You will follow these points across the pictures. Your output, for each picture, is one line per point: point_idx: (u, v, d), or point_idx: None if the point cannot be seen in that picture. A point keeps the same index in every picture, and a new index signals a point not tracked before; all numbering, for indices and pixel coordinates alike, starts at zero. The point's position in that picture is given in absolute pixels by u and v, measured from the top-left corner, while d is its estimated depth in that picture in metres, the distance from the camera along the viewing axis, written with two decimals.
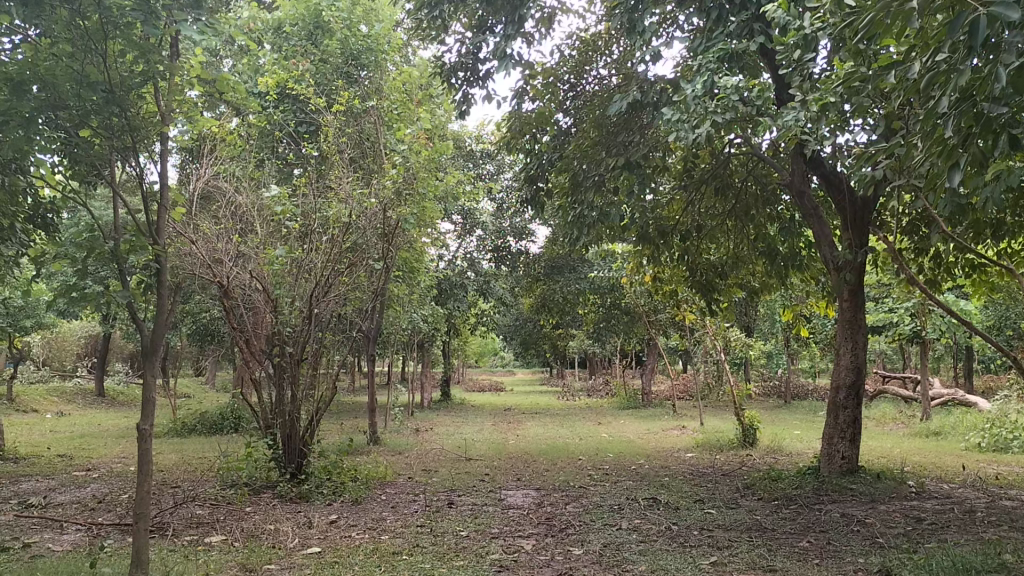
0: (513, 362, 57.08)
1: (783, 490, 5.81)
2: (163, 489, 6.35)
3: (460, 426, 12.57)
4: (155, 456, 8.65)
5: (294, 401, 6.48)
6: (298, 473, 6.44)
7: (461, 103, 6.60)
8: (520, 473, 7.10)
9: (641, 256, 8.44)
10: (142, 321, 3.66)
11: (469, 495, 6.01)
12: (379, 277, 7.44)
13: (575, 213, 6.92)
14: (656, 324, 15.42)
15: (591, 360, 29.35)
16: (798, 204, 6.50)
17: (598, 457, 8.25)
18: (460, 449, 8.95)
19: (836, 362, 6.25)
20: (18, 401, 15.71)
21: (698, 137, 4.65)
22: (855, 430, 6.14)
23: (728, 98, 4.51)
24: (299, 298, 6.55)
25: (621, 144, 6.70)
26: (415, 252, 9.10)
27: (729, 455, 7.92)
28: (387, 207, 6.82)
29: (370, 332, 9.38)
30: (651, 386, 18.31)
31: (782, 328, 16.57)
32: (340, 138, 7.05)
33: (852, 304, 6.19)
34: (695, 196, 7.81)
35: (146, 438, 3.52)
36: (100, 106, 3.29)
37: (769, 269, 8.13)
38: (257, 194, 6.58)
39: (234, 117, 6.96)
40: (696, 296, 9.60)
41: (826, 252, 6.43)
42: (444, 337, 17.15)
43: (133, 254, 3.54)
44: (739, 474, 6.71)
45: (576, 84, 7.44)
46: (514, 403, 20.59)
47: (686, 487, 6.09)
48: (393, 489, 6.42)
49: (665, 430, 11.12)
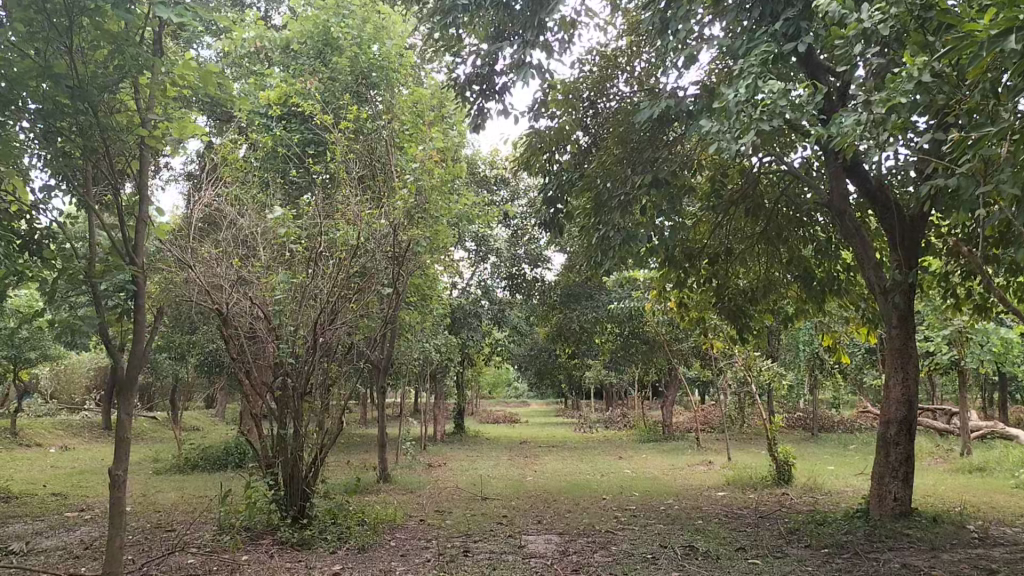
0: (528, 393, 56.36)
1: (832, 536, 5.29)
2: (157, 534, 5.90)
3: (475, 461, 12.03)
4: (155, 496, 8.19)
5: (297, 438, 5.98)
6: (300, 516, 5.93)
7: (477, 118, 6.21)
8: (540, 515, 6.57)
9: (667, 281, 7.98)
10: (119, 354, 3.24)
11: (487, 541, 5.51)
12: (389, 304, 7.00)
13: (598, 235, 6.48)
14: (677, 353, 14.89)
15: (608, 391, 28.76)
16: (840, 224, 6.07)
17: (623, 495, 7.74)
18: (476, 487, 8.45)
19: (885, 395, 5.74)
20: (22, 435, 15.34)
21: (741, 149, 4.07)
22: (908, 468, 5.61)
23: (776, 103, 3.92)
24: (303, 326, 6.10)
25: (647, 160, 6.27)
26: (428, 279, 8.68)
27: (764, 494, 7.39)
28: (397, 229, 6.39)
29: (380, 362, 8.93)
30: (671, 418, 17.73)
31: (807, 358, 15.98)
32: (348, 156, 6.67)
33: (902, 332, 5.69)
34: (724, 217, 7.37)
35: (117, 487, 3.11)
36: (68, 105, 2.88)
37: (805, 293, 7.64)
38: (261, 217, 6.18)
39: (236, 136, 6.60)
40: (724, 324, 9.11)
41: (871, 276, 5.94)
42: (457, 368, 16.68)
43: (107, 274, 3.12)
44: (779, 516, 6.18)
45: (595, 102, 7.03)
46: (530, 436, 20.04)
47: (723, 532, 5.57)
48: (404, 534, 5.92)
49: (691, 466, 10.56)
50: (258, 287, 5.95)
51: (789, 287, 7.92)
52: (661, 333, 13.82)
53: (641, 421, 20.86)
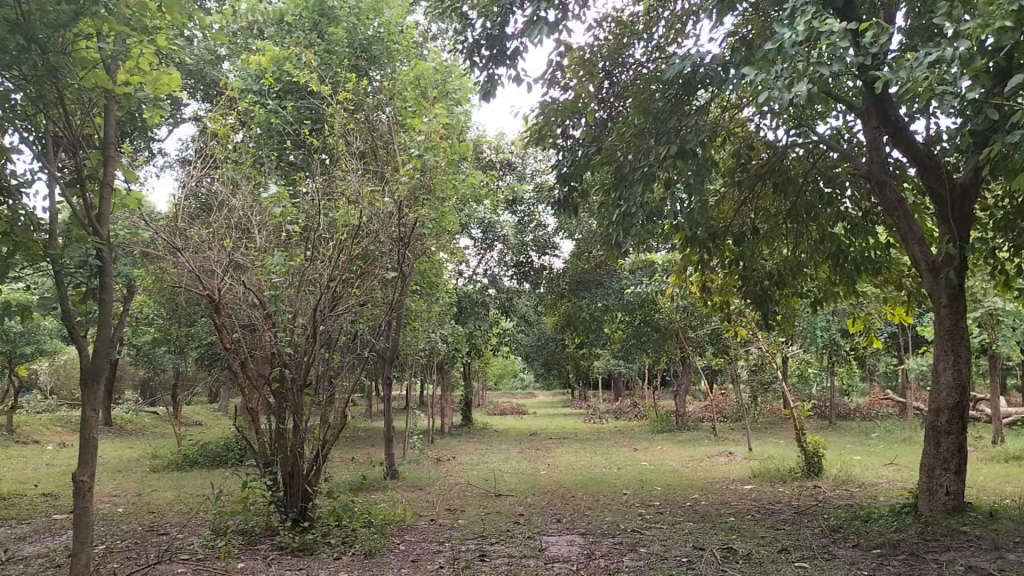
0: (535, 384, 55.76)
1: (881, 534, 4.85)
2: (147, 538, 5.48)
3: (485, 455, 11.59)
4: (151, 496, 7.76)
5: (298, 433, 5.49)
6: (300, 519, 5.45)
7: (486, 85, 5.73)
8: (560, 512, 6.14)
9: (687, 263, 7.52)
10: (86, 342, 2.81)
11: (504, 544, 5.07)
12: (395, 289, 6.54)
13: (618, 211, 6.02)
14: (691, 341, 14.42)
15: (616, 381, 28.33)
16: (881, 196, 5.62)
17: (644, 490, 7.31)
18: (488, 483, 8.01)
19: (935, 380, 5.28)
20: (18, 432, 14.89)
21: (796, 98, 3.60)
22: (961, 460, 5.15)
23: (837, 44, 3.44)
24: (302, 313, 5.63)
25: (672, 129, 5.77)
26: (433, 265, 8.22)
27: (796, 488, 6.94)
28: (402, 208, 5.93)
29: (385, 353, 8.48)
30: (684, 407, 17.26)
31: (825, 345, 15.49)
32: (348, 129, 6.20)
33: (952, 312, 5.23)
34: (750, 193, 6.90)
35: (84, 495, 2.75)
36: (10, 46, 2.54)
37: (837, 274, 7.16)
38: (255, 197, 5.76)
39: (226, 109, 6.14)
40: (747, 308, 8.64)
41: (916, 251, 5.50)
42: (464, 358, 16.21)
43: (68, 247, 2.74)
44: (818, 512, 5.73)
45: (611, 73, 6.54)
46: (539, 428, 19.55)
47: (761, 531, 5.13)
48: (414, 537, 5.47)
49: (710, 457, 10.10)
50: (251, 271, 5.48)
51: (818, 267, 7.45)
52: (676, 319, 13.35)
53: (652, 412, 20.45)
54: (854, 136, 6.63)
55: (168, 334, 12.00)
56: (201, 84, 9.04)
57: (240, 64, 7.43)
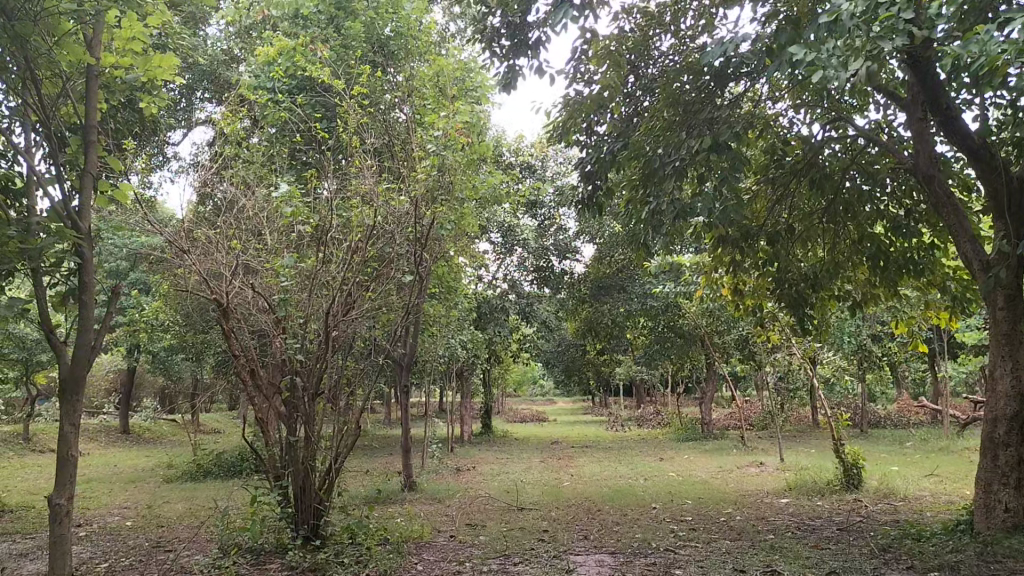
0: (555, 390, 55.25)
1: (937, 554, 4.48)
2: (153, 556, 5.21)
3: (506, 464, 11.26)
4: (162, 508, 7.49)
5: (310, 445, 5.19)
6: (312, 537, 5.15)
7: (507, 76, 5.43)
8: (586, 529, 5.81)
9: (717, 264, 7.17)
10: (63, 348, 2.55)
11: (528, 564, 4.75)
12: (411, 292, 6.24)
13: (647, 209, 5.71)
14: (717, 347, 14.03)
15: (636, 387, 27.91)
16: (929, 191, 5.25)
17: (674, 503, 6.97)
18: (510, 495, 7.68)
19: (991, 387, 4.90)
20: (34, 441, 14.67)
21: (853, 78, 3.31)
22: (1021, 474, 4.75)
23: (899, 18, 3.13)
24: (314, 318, 5.33)
25: (704, 122, 5.43)
26: (452, 268, 7.93)
27: (836, 502, 6.57)
28: (419, 207, 5.65)
29: (403, 359, 8.19)
30: (710, 415, 16.84)
31: (855, 351, 15.04)
32: (362, 126, 5.94)
33: (1010, 315, 4.86)
34: (785, 192, 6.55)
35: (60, 520, 2.55)
36: None
37: (876, 275, 6.78)
38: (265, 197, 5.48)
39: (235, 106, 5.88)
40: (779, 313, 8.26)
41: (968, 249, 5.13)
42: (483, 364, 15.90)
43: (42, 242, 2.48)
44: (863, 530, 5.37)
45: (638, 66, 6.22)
46: (561, 435, 19.20)
47: (804, 551, 4.77)
48: (433, 555, 5.15)
49: (741, 468, 9.70)
50: (261, 274, 5.19)
51: (856, 268, 7.07)
52: (702, 324, 12.97)
53: (675, 420, 20.03)
54: (895, 129, 6.27)
55: (184, 342, 11.77)
56: (213, 83, 8.78)
57: (252, 61, 7.19)
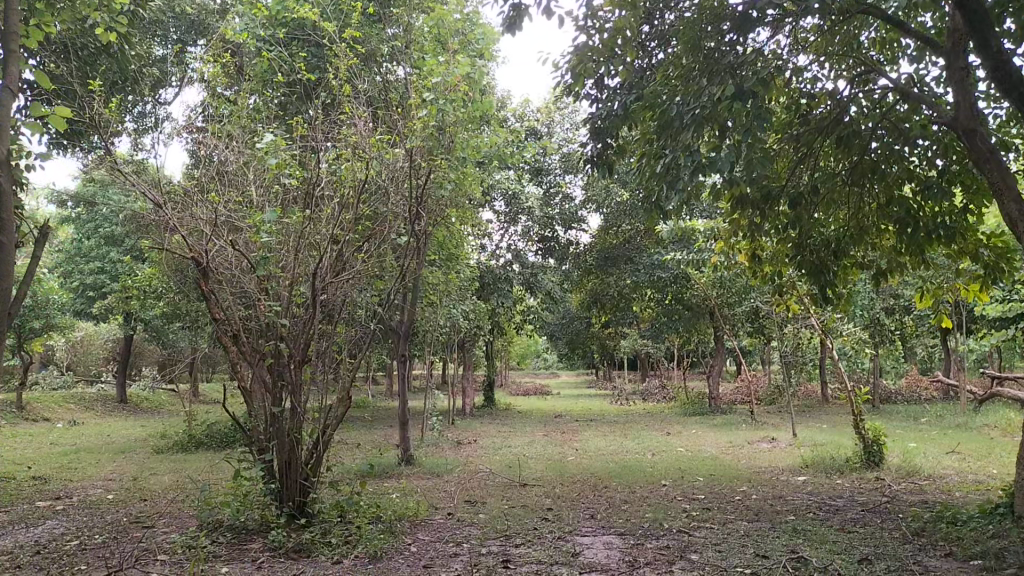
0: (558, 365, 55.07)
1: (979, 539, 4.10)
2: (127, 533, 4.83)
3: (510, 438, 10.92)
4: (147, 480, 7.13)
5: (295, 416, 4.78)
6: (297, 514, 4.78)
7: (512, 17, 4.97)
8: (592, 507, 5.46)
9: (735, 228, 6.73)
10: None
11: (531, 545, 4.39)
12: (406, 254, 5.79)
13: (662, 166, 5.28)
14: (727, 318, 13.64)
15: (642, 361, 27.64)
16: (970, 146, 4.80)
17: (685, 480, 6.60)
18: (512, 469, 7.33)
19: None
20: (28, 409, 14.29)
21: None
22: None
23: None
24: (301, 280, 4.89)
25: (726, 69, 4.98)
26: (453, 231, 7.51)
27: (857, 481, 6.19)
28: (414, 160, 5.20)
29: (401, 328, 7.80)
30: (718, 389, 16.47)
31: (868, 325, 14.63)
32: (354, 75, 5.51)
33: None
34: (809, 149, 6.09)
35: None
36: None
37: (905, 241, 6.32)
38: (249, 149, 5.06)
39: (217, 50, 5.45)
40: (799, 281, 7.82)
41: (1012, 209, 4.67)
42: (486, 336, 15.53)
43: None
44: (891, 512, 5.00)
45: (653, 12, 5.75)
46: (566, 409, 18.87)
47: (830, 535, 4.39)
48: (427, 537, 4.77)
49: (752, 443, 9.35)
50: (243, 232, 4.77)
51: (884, 233, 6.60)
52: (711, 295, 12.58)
53: (682, 394, 19.71)
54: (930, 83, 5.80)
55: (178, 309, 11.39)
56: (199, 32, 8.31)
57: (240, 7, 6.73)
